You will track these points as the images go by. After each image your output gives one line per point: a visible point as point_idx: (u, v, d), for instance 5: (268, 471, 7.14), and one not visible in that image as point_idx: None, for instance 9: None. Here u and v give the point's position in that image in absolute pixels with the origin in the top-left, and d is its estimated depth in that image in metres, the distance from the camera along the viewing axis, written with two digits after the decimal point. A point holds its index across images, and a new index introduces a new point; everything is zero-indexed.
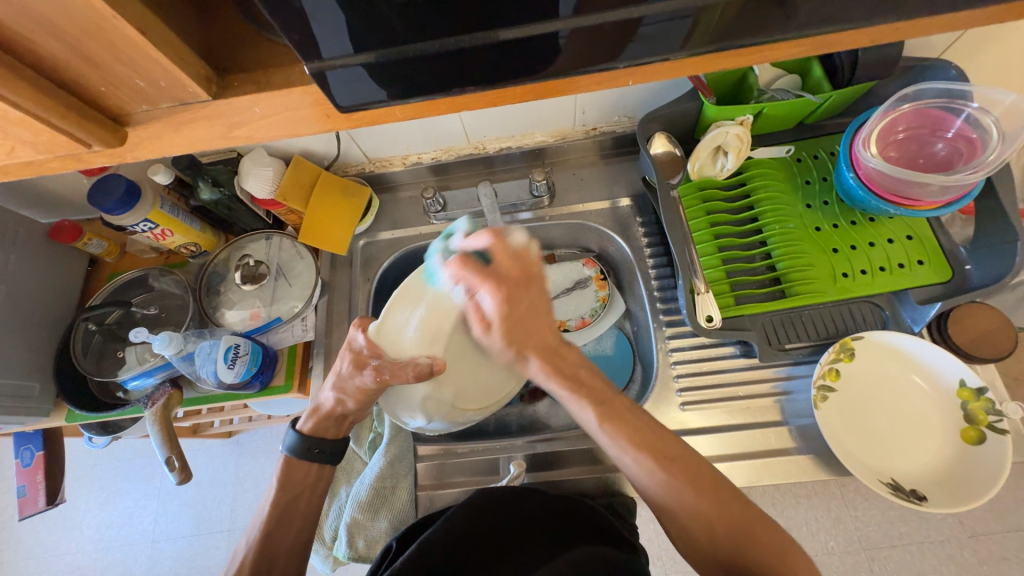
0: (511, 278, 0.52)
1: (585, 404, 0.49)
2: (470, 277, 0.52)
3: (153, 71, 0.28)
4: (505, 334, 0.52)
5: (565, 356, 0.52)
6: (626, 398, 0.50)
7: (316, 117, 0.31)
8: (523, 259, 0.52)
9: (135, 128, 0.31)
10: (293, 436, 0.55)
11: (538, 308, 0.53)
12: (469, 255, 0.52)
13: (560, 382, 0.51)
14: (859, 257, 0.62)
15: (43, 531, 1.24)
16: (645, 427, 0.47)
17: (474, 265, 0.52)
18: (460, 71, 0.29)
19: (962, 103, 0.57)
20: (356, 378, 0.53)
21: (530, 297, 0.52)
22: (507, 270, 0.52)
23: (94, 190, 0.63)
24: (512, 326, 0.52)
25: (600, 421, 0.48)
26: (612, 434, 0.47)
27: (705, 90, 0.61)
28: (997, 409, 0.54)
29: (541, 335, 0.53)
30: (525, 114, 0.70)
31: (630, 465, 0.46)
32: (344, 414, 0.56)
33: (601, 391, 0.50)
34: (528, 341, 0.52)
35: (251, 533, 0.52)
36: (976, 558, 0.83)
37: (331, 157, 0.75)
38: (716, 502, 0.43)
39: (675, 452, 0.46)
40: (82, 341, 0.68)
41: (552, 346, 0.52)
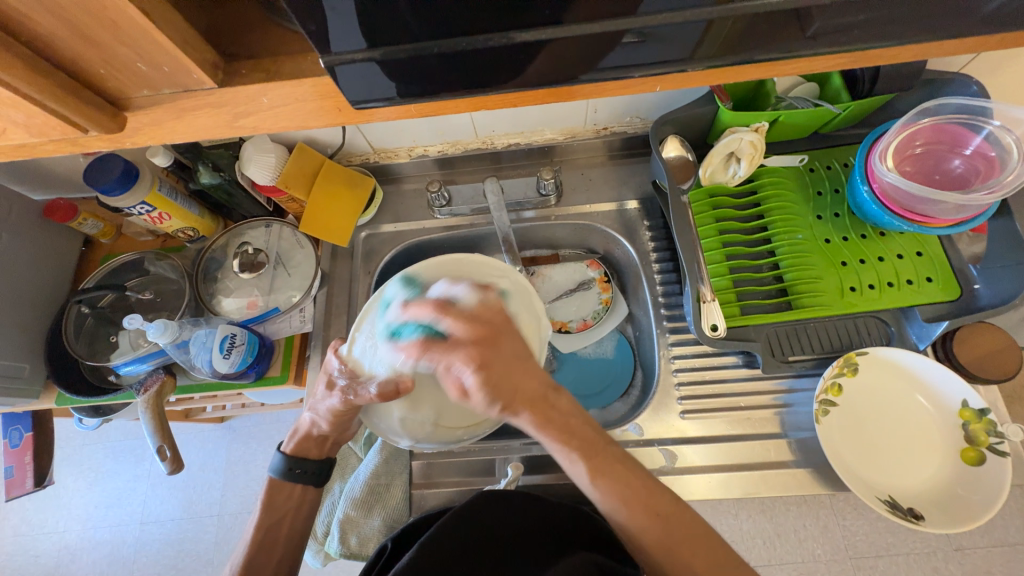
0: (486, 328, 0.44)
1: (576, 458, 0.44)
2: (435, 357, 0.42)
3: (156, 55, 0.26)
4: (490, 396, 0.41)
5: (555, 404, 0.44)
6: (617, 446, 0.46)
7: (326, 110, 0.30)
8: (493, 309, 0.45)
9: (135, 113, 0.30)
10: (276, 457, 0.55)
11: (517, 352, 0.44)
12: (433, 333, 0.44)
13: (552, 435, 0.44)
14: (868, 271, 0.61)
15: (30, 509, 1.23)
16: (636, 480, 0.45)
17: (437, 342, 0.43)
18: (479, 71, 0.28)
19: (983, 120, 0.56)
20: (326, 400, 0.52)
21: (507, 347, 0.43)
22: (470, 333, 0.43)
23: (92, 170, 0.61)
24: (495, 391, 0.42)
25: (592, 475, 0.44)
26: (603, 490, 0.44)
27: (721, 95, 0.60)
28: (998, 431, 0.54)
29: (529, 387, 0.44)
30: (536, 110, 0.69)
31: (622, 519, 0.44)
32: (322, 435, 0.54)
33: (594, 443, 0.45)
34: (515, 395, 0.43)
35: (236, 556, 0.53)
36: (961, 570, 0.84)
37: (336, 146, 0.74)
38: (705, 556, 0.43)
39: (667, 508, 0.44)
40: (75, 323, 0.67)
41: (542, 395, 0.44)
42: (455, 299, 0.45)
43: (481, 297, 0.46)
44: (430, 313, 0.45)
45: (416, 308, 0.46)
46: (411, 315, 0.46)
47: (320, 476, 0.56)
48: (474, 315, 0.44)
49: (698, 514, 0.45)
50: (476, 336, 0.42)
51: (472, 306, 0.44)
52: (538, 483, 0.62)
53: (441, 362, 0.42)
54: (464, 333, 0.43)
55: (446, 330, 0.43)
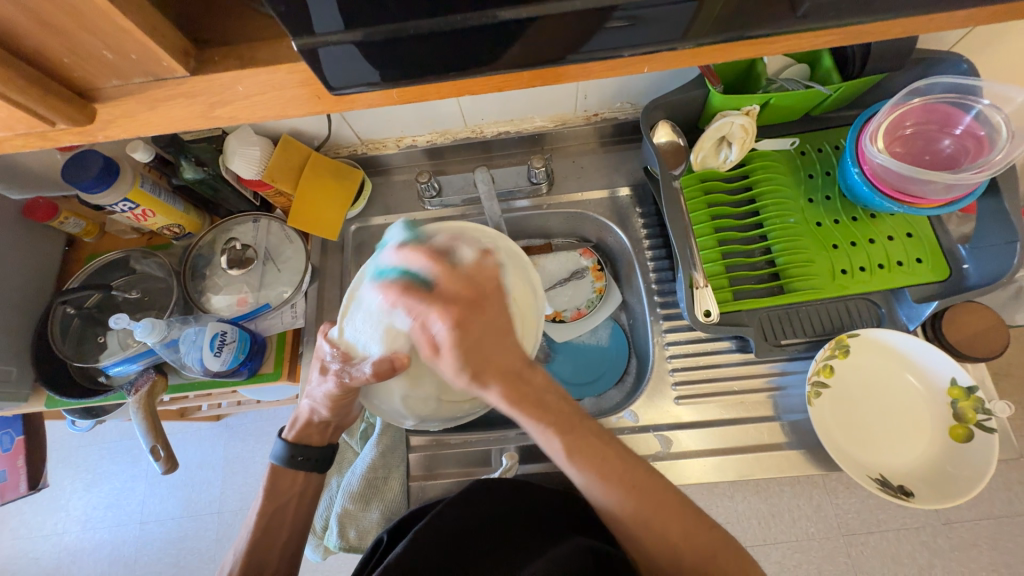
0: (465, 301, 0.46)
1: (550, 432, 0.44)
2: (415, 305, 0.46)
3: (123, 42, 0.25)
4: (461, 359, 0.44)
5: (531, 379, 0.46)
6: (592, 423, 0.46)
7: (306, 99, 0.29)
8: (474, 279, 0.48)
9: (106, 105, 0.29)
10: (278, 445, 0.55)
11: (500, 323, 0.46)
12: (412, 280, 0.47)
13: (526, 410, 0.44)
14: (859, 253, 0.61)
15: (28, 512, 1.23)
16: (614, 456, 0.44)
17: (415, 288, 0.47)
18: (460, 54, 0.27)
19: (973, 99, 0.56)
20: (321, 385, 0.52)
21: (485, 316, 0.46)
22: (456, 291, 0.46)
23: (69, 166, 0.59)
24: (464, 352, 0.44)
25: (568, 451, 0.44)
26: (579, 467, 0.44)
27: (712, 77, 0.60)
28: (986, 408, 0.55)
29: (501, 359, 0.45)
30: (524, 96, 0.67)
31: (600, 497, 0.44)
32: (324, 420, 0.55)
33: (569, 417, 0.45)
34: (485, 364, 0.44)
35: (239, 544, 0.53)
36: (949, 544, 0.86)
37: (322, 137, 0.72)
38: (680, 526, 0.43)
39: (642, 480, 0.44)
40: (60, 325, 0.66)
41: (516, 370, 0.45)
42: (454, 257, 0.49)
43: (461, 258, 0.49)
44: (427, 263, 0.48)
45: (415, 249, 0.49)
46: (404, 259, 0.49)
47: (321, 463, 0.56)
48: (462, 276, 0.47)
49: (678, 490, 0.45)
50: (457, 298, 0.46)
51: (466, 267, 0.48)
52: (534, 471, 0.63)
53: (416, 314, 0.46)
54: (447, 293, 0.46)
55: (432, 282, 0.47)
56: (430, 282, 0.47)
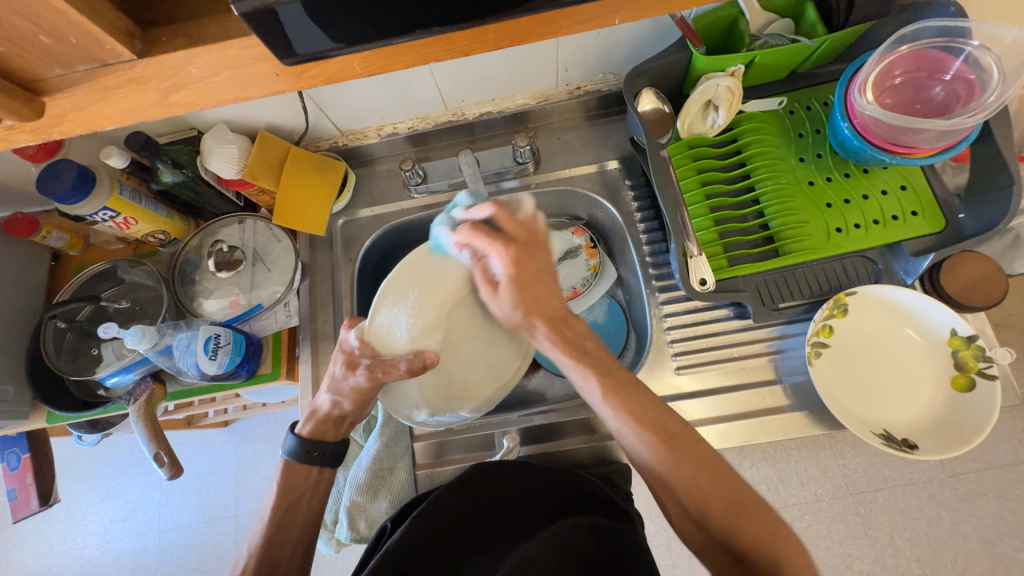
0: (517, 245, 0.52)
1: (590, 375, 0.50)
2: (480, 242, 0.52)
3: (58, 25, 0.24)
4: (514, 297, 0.51)
5: (572, 326, 0.52)
6: (627, 371, 0.50)
7: (262, 78, 0.28)
8: (527, 231, 0.53)
9: (54, 98, 0.27)
10: (293, 440, 0.55)
11: (546, 267, 0.53)
12: (479, 223, 0.53)
13: (567, 352, 0.51)
14: (853, 211, 0.60)
15: (47, 528, 1.24)
16: (647, 402, 0.48)
17: (485, 231, 0.52)
18: (417, 12, 0.26)
19: (962, 41, 0.54)
20: (349, 378, 0.51)
21: (539, 260, 0.53)
22: (515, 233, 0.52)
23: (43, 177, 0.58)
24: (519, 292, 0.51)
25: (603, 391, 0.49)
26: (615, 407, 0.48)
27: (694, 38, 0.57)
28: (987, 356, 0.54)
29: (549, 305, 0.52)
30: (504, 72, 0.66)
31: (636, 445, 0.47)
32: (341, 415, 0.56)
33: (605, 363, 0.51)
34: (535, 306, 0.52)
35: (251, 540, 0.53)
36: (956, 495, 0.87)
37: (300, 131, 0.71)
38: (712, 480, 0.43)
39: (674, 428, 0.46)
40: (54, 341, 0.65)
41: (560, 315, 0.52)
42: (512, 205, 0.54)
43: (523, 211, 0.54)
44: (488, 211, 0.52)
45: (469, 233, 0.53)
46: (471, 214, 0.54)
47: (336, 458, 0.57)
48: (521, 224, 0.53)
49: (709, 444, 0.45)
50: (516, 241, 0.52)
51: (525, 217, 0.54)
52: (538, 452, 0.63)
53: (484, 249, 0.52)
54: (508, 234, 0.52)
55: (495, 222, 0.53)
56: (493, 222, 0.53)
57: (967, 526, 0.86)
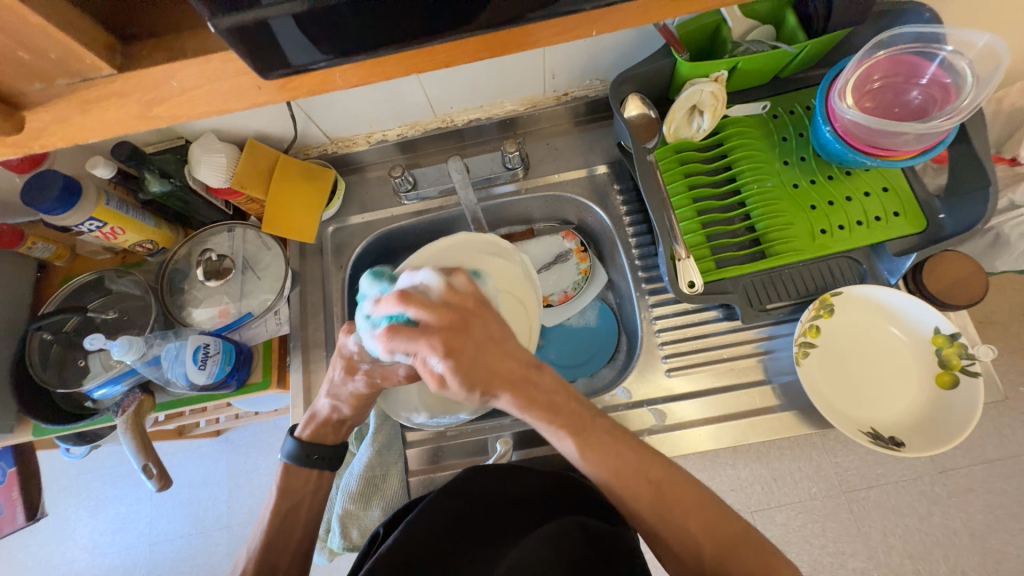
0: (455, 313, 0.44)
1: (564, 434, 0.47)
2: (405, 345, 0.42)
3: (38, 40, 0.24)
4: (465, 383, 0.43)
5: (537, 383, 0.46)
6: (607, 419, 0.49)
7: (246, 89, 0.28)
8: (468, 291, 0.46)
9: (35, 111, 0.27)
10: (292, 443, 0.55)
11: (491, 336, 0.45)
12: (400, 322, 0.43)
13: (537, 414, 0.46)
14: (837, 212, 0.61)
15: (34, 544, 1.22)
16: (626, 455, 0.46)
17: (404, 328, 0.43)
18: (399, 23, 0.26)
19: (937, 47, 0.56)
20: (347, 384, 0.52)
21: (473, 338, 0.44)
22: (439, 318, 0.43)
23: (28, 189, 0.58)
24: (467, 377, 0.43)
25: (581, 449, 0.46)
26: (593, 463, 0.46)
27: (677, 45, 0.58)
28: (969, 353, 0.56)
29: (505, 367, 0.45)
30: (492, 79, 0.66)
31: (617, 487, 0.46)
32: (340, 420, 0.55)
33: (580, 417, 0.48)
34: (490, 380, 0.45)
35: (251, 542, 0.53)
36: (946, 491, 0.88)
37: (289, 139, 0.71)
38: (701, 518, 0.45)
39: (660, 472, 0.46)
40: (40, 352, 0.65)
41: (522, 375, 0.46)
42: (423, 286, 0.46)
43: (455, 281, 0.47)
44: (398, 304, 0.43)
45: (388, 343, 0.42)
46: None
47: (335, 462, 0.57)
48: (452, 295, 0.45)
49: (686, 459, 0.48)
50: (453, 317, 0.44)
51: (446, 290, 0.46)
52: (532, 456, 0.63)
53: (418, 348, 0.42)
54: (446, 310, 0.44)
55: (419, 322, 0.43)
56: (416, 321, 0.43)
57: (957, 522, 0.87)
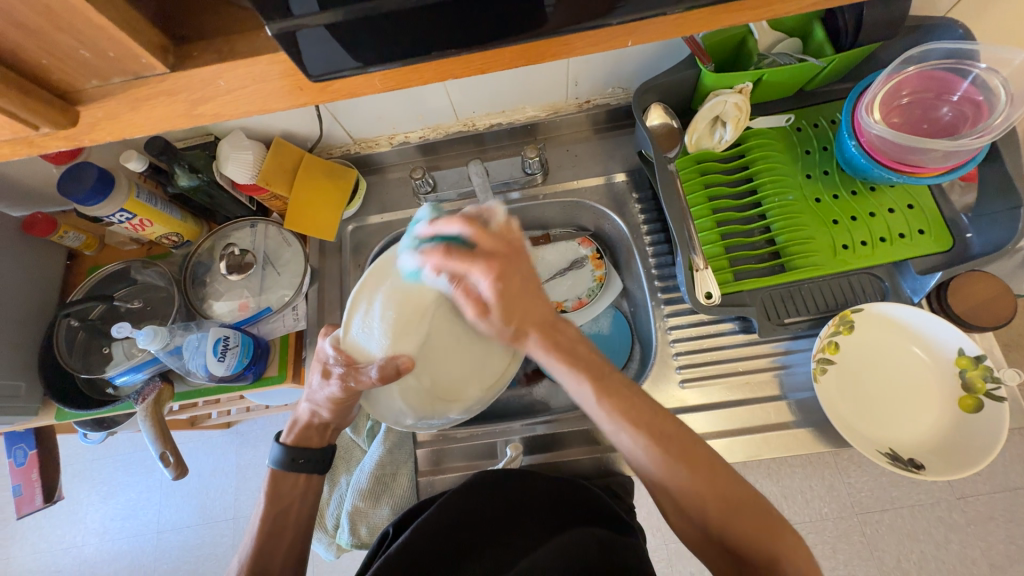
0: (496, 258, 0.48)
1: (583, 378, 0.47)
2: (454, 264, 0.48)
3: (99, 40, 0.25)
4: (506, 315, 0.48)
5: (563, 330, 0.50)
6: (621, 374, 0.48)
7: (287, 91, 0.29)
8: (505, 235, 0.49)
9: (88, 107, 0.29)
10: (277, 449, 0.56)
11: (529, 280, 0.49)
12: (452, 244, 0.49)
13: (560, 358, 0.48)
14: (859, 228, 0.61)
15: (47, 525, 1.24)
16: (641, 403, 0.46)
17: (457, 250, 0.48)
18: (438, 32, 0.27)
19: (969, 63, 0.55)
20: (323, 389, 0.52)
21: (521, 271, 0.49)
22: (493, 246, 0.48)
23: (65, 178, 0.60)
24: (507, 308, 0.48)
25: (598, 395, 0.47)
26: (610, 409, 0.46)
27: (703, 56, 0.59)
28: (994, 377, 0.54)
29: (536, 312, 0.49)
30: (515, 86, 0.67)
31: (627, 443, 0.46)
32: (323, 423, 0.56)
33: (599, 366, 0.48)
34: (524, 318, 0.49)
35: (243, 551, 0.53)
36: (964, 518, 0.85)
37: (314, 138, 0.72)
38: (709, 477, 0.43)
39: (668, 430, 0.45)
40: (66, 339, 0.66)
41: (550, 321, 0.50)
42: (485, 213, 0.50)
43: (493, 222, 0.50)
44: (458, 225, 0.48)
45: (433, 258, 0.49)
46: (438, 229, 0.49)
47: (318, 465, 0.57)
48: (496, 235, 0.48)
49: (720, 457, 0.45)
50: (495, 254, 0.48)
51: (498, 226, 0.49)
52: (542, 461, 0.64)
53: (462, 271, 0.48)
54: (484, 250, 0.48)
55: (471, 244, 0.48)
56: (470, 243, 0.48)
57: (975, 550, 0.85)
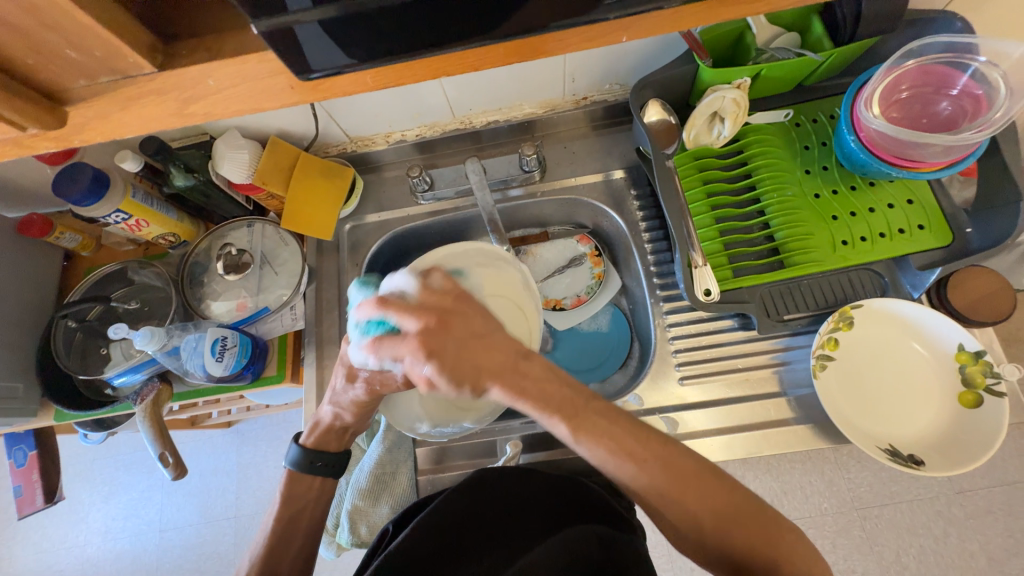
0: (435, 313, 0.43)
1: (556, 419, 0.43)
2: (393, 349, 0.42)
3: (87, 39, 0.25)
4: (455, 382, 0.41)
5: (527, 370, 0.43)
6: (600, 400, 0.45)
7: (279, 89, 0.29)
8: (446, 290, 0.44)
9: (78, 107, 0.29)
10: (295, 450, 0.56)
11: (472, 329, 0.43)
12: (387, 303, 0.43)
13: (529, 404, 0.42)
14: (859, 224, 0.60)
15: (49, 525, 1.25)
16: (624, 435, 0.43)
17: (395, 312, 0.42)
18: (430, 28, 0.26)
19: (969, 57, 0.55)
20: (348, 392, 0.52)
21: (471, 317, 0.44)
22: (434, 301, 0.43)
23: (59, 179, 0.59)
24: (457, 372, 0.41)
25: (575, 433, 0.43)
26: (589, 446, 0.43)
27: (700, 51, 0.57)
28: (995, 372, 0.54)
29: (490, 361, 0.42)
30: (511, 83, 0.66)
31: (612, 471, 0.44)
32: (342, 427, 0.56)
33: (573, 402, 0.44)
34: (477, 369, 0.42)
35: (253, 549, 0.53)
36: (964, 512, 0.85)
37: (311, 137, 0.72)
38: (699, 489, 0.43)
39: (654, 450, 0.43)
40: (63, 339, 0.66)
41: (509, 363, 0.43)
42: (402, 287, 0.45)
43: (435, 276, 0.45)
44: (377, 308, 0.42)
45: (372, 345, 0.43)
46: (391, 287, 0.46)
47: (337, 468, 0.57)
48: (432, 289, 0.44)
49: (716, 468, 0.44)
50: (433, 307, 0.43)
51: (436, 281, 0.45)
52: (542, 458, 0.63)
53: (403, 357, 0.42)
54: (424, 304, 0.43)
55: (410, 298, 0.43)
56: (411, 300, 0.43)
57: (975, 544, 0.85)
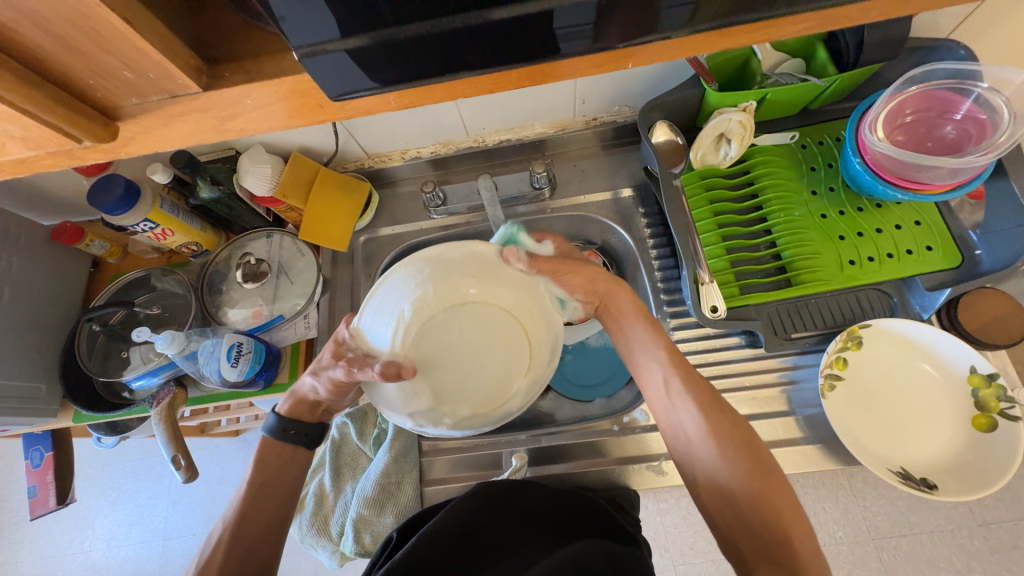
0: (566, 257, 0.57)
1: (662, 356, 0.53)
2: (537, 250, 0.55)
3: (140, 62, 0.28)
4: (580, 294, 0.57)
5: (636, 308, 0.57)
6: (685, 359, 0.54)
7: (308, 109, 0.31)
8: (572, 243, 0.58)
9: (126, 122, 0.31)
10: (271, 418, 0.56)
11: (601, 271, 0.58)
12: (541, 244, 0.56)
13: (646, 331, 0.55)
14: (866, 244, 0.61)
15: (57, 529, 1.26)
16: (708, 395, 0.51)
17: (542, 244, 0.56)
18: (450, 55, 0.28)
19: (971, 83, 0.56)
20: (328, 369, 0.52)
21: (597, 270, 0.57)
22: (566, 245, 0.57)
23: (94, 190, 0.63)
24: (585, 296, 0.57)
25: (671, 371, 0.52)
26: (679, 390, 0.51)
27: (706, 76, 0.60)
28: (1009, 396, 0.53)
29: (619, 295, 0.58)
30: (523, 104, 0.69)
31: (683, 416, 0.51)
32: (318, 400, 0.57)
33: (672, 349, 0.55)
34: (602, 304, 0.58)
35: (228, 519, 0.52)
36: (987, 546, 0.82)
37: (330, 153, 0.75)
38: (753, 466, 0.47)
39: (727, 418, 0.49)
40: (87, 342, 0.69)
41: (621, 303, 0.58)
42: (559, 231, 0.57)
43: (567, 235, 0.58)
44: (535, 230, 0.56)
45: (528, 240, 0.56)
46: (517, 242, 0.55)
47: (311, 440, 0.57)
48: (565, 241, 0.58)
49: (783, 472, 0.48)
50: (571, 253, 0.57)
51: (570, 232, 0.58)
52: (543, 473, 0.63)
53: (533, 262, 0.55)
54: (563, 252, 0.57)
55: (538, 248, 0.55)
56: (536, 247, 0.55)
57: None
